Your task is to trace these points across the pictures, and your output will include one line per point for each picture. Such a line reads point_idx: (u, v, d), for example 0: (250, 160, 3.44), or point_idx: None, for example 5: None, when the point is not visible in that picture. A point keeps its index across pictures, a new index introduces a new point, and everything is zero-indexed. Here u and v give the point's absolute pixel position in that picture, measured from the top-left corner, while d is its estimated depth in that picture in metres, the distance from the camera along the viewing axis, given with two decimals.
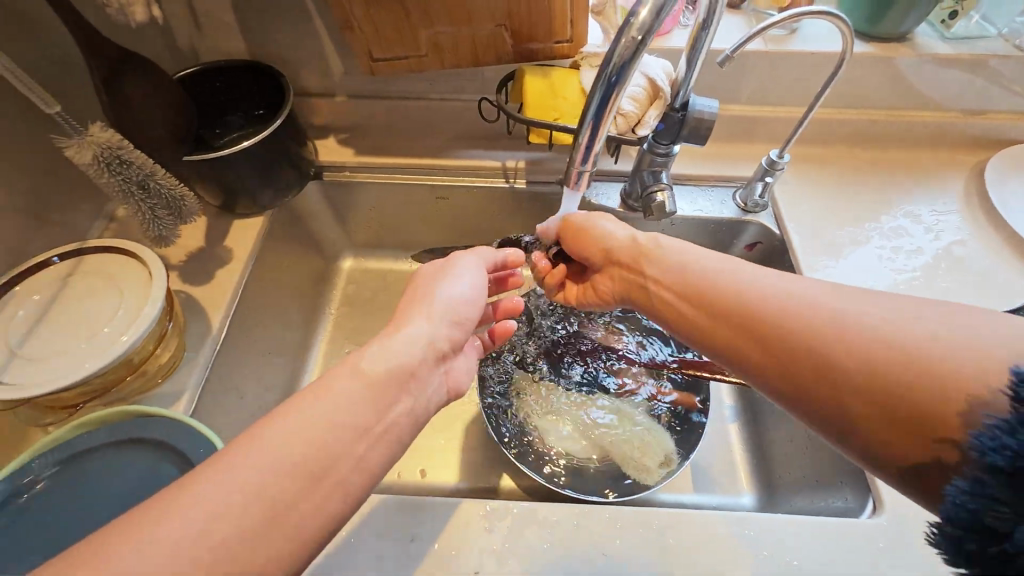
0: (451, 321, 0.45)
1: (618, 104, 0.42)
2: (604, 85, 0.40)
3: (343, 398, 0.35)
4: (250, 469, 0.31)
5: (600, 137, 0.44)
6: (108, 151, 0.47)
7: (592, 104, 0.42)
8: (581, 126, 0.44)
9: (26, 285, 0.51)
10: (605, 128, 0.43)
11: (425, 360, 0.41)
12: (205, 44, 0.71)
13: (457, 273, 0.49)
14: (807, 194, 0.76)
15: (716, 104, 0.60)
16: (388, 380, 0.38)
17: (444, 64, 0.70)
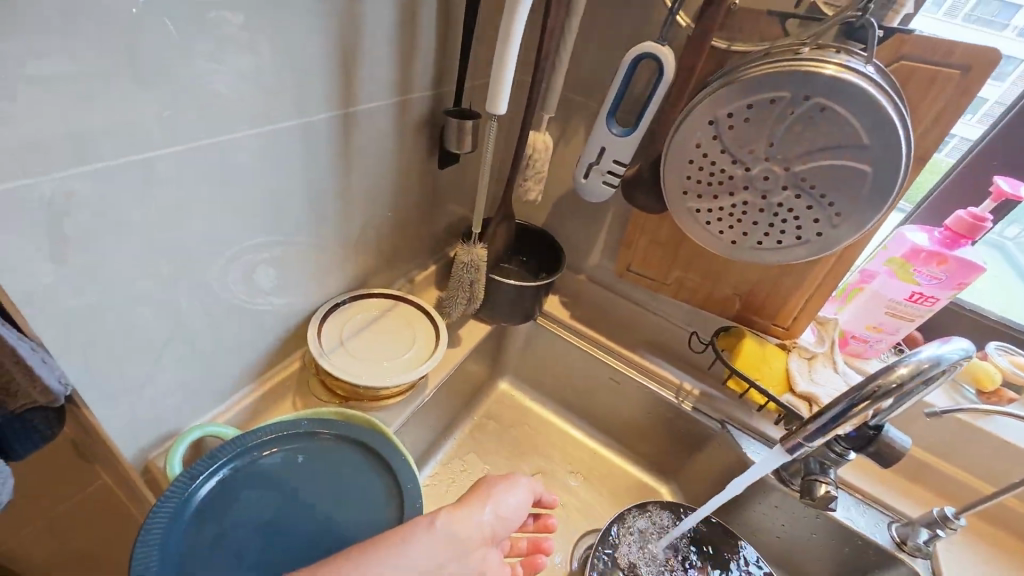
0: (491, 522, 0.54)
1: (856, 415, 0.53)
2: (849, 401, 0.52)
3: (405, 551, 0.47)
4: None
5: (828, 432, 0.55)
6: (475, 260, 0.70)
7: (835, 406, 0.53)
8: (814, 418, 0.56)
9: (366, 302, 0.72)
10: (838, 426, 0.54)
11: (466, 549, 0.51)
12: (520, 208, 1.01)
13: (518, 498, 0.57)
14: (974, 569, 0.74)
15: (909, 440, 0.68)
16: (439, 548, 0.49)
17: (676, 296, 0.89)
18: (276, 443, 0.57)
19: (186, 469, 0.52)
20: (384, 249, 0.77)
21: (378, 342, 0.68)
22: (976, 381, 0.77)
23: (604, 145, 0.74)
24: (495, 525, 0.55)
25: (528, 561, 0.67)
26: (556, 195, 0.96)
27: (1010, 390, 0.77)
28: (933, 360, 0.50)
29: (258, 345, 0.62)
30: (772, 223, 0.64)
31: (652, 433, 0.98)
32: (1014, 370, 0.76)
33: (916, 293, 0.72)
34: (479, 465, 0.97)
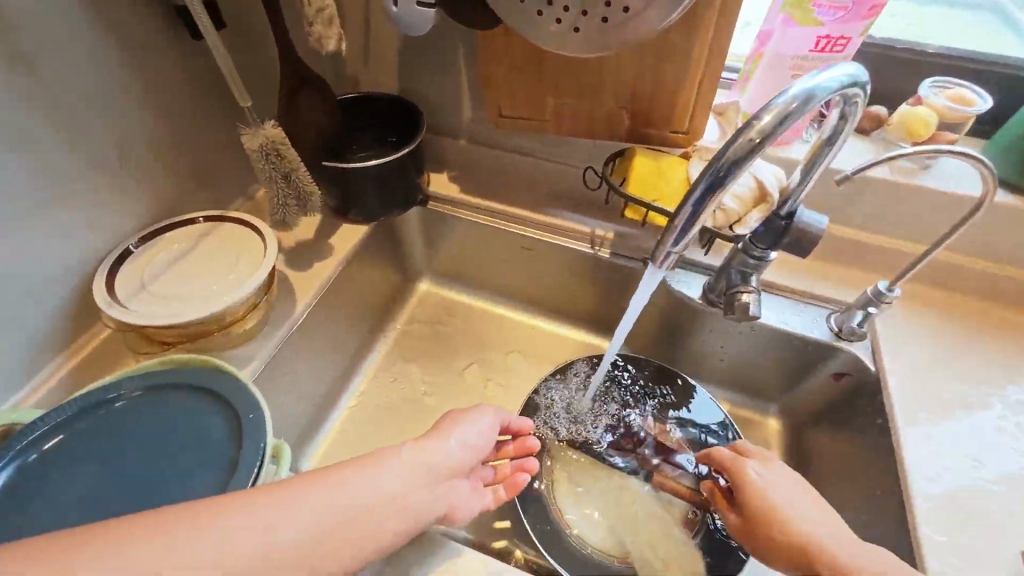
0: (462, 453, 0.48)
1: (719, 198, 0.42)
2: (710, 180, 0.41)
3: (372, 474, 0.41)
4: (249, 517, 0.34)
5: (694, 226, 0.45)
6: (272, 144, 0.56)
7: (694, 193, 0.42)
8: (677, 213, 0.45)
9: (172, 233, 0.60)
10: (702, 217, 0.44)
11: (436, 478, 0.44)
12: (367, 76, 0.84)
13: (488, 422, 0.52)
14: (915, 339, 0.69)
15: (826, 220, 0.59)
16: (407, 473, 0.42)
17: (561, 131, 0.75)
18: (73, 422, 0.48)
19: None
20: (181, 164, 0.63)
21: (193, 274, 0.57)
22: (910, 133, 0.65)
23: None
24: (468, 453, 0.48)
25: (508, 482, 0.55)
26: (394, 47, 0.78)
27: (950, 132, 0.65)
28: (803, 98, 0.38)
29: (37, 313, 0.52)
30: None
31: (581, 292, 0.90)
32: (950, 107, 0.63)
33: (822, 38, 0.58)
34: (410, 371, 0.91)
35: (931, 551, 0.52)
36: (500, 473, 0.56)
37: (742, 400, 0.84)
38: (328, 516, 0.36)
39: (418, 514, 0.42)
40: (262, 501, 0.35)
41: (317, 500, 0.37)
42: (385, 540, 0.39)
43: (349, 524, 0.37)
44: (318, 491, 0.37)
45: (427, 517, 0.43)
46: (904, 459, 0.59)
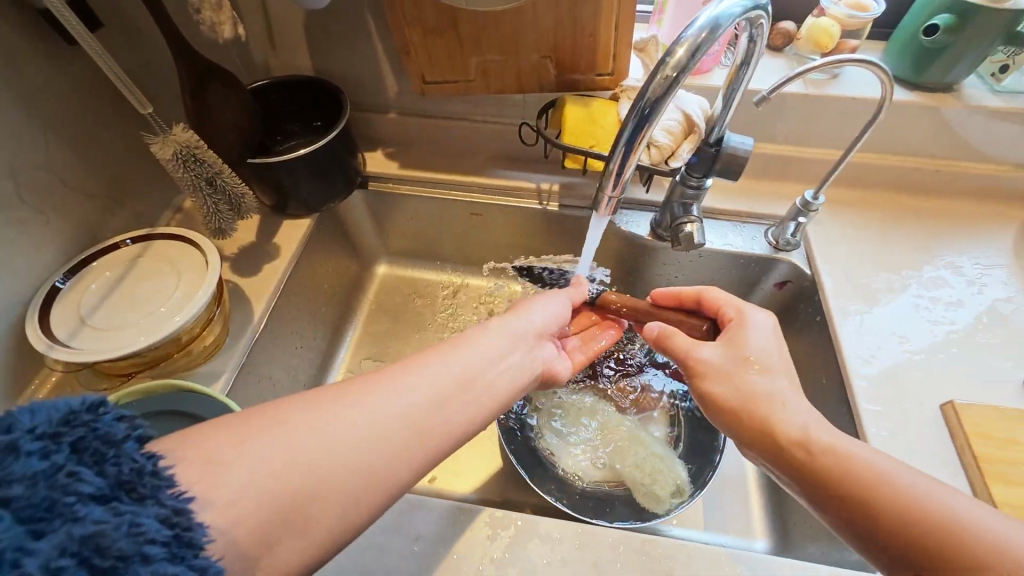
0: (539, 324, 0.59)
1: (648, 137, 0.44)
2: (638, 115, 0.42)
3: (468, 347, 0.50)
4: (355, 406, 0.40)
5: (630, 164, 0.46)
6: (186, 149, 0.53)
7: (625, 132, 0.44)
8: (611, 157, 0.46)
9: (99, 262, 0.56)
10: (635, 158, 0.45)
11: (516, 344, 0.54)
12: (276, 57, 0.78)
13: (556, 303, 0.63)
14: (842, 238, 0.75)
15: (751, 140, 0.62)
16: (491, 349, 0.51)
17: (489, 89, 0.74)
18: None
19: None
20: (91, 184, 0.58)
21: (135, 300, 0.54)
22: (817, 45, 0.68)
23: None
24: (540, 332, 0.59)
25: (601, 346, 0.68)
26: (300, 24, 0.73)
27: (852, 40, 0.68)
28: (711, 28, 0.40)
29: None
30: None
31: (538, 249, 0.92)
32: (851, 14, 0.66)
33: None
34: (386, 354, 0.92)
35: (869, 421, 0.59)
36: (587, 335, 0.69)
37: None
38: (438, 388, 0.44)
39: (520, 371, 0.52)
40: (380, 384, 0.42)
41: (423, 382, 0.44)
42: (498, 392, 0.49)
43: (466, 384, 0.46)
44: (428, 368, 0.45)
45: (517, 376, 0.52)
46: (843, 349, 0.65)
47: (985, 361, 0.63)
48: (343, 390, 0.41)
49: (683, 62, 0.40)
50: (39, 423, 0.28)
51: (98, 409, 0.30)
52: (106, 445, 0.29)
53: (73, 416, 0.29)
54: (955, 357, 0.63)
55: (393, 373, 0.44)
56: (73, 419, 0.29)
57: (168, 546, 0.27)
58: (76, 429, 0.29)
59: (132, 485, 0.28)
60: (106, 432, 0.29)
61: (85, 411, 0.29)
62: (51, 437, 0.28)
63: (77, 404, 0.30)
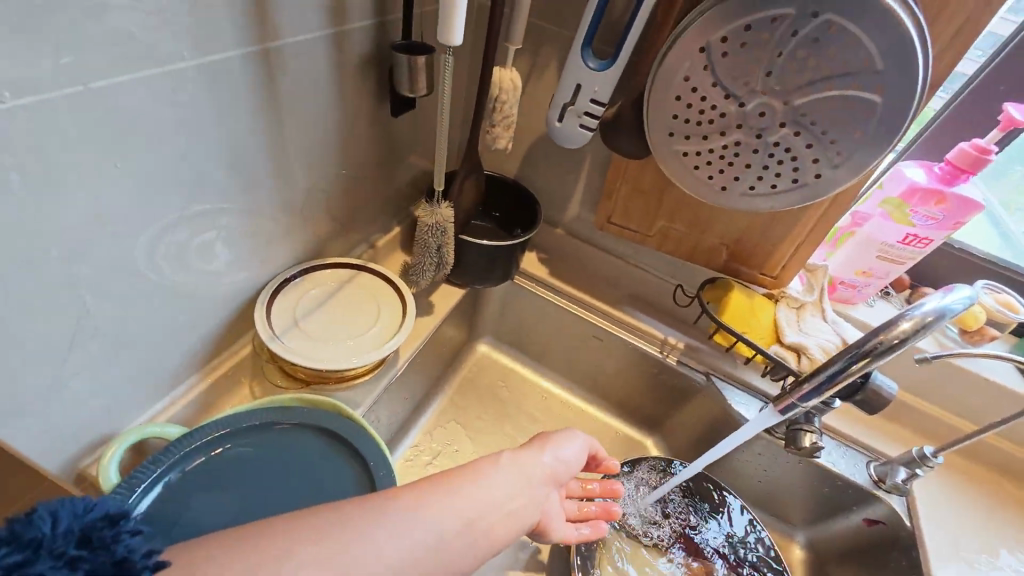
0: (554, 464, 0.59)
1: (851, 375, 0.51)
2: (851, 353, 0.50)
3: (482, 483, 0.50)
4: (383, 528, 0.41)
5: (825, 389, 0.53)
6: (442, 222, 0.62)
7: (830, 367, 0.52)
8: (811, 376, 0.54)
9: (319, 276, 0.64)
10: (834, 386, 0.52)
11: (536, 486, 0.54)
12: (493, 156, 0.92)
13: (569, 453, 0.61)
14: (944, 501, 0.76)
15: (896, 385, 0.67)
16: (511, 484, 0.52)
17: (660, 247, 0.84)
18: (229, 439, 0.53)
19: (126, 479, 0.48)
20: (338, 210, 0.68)
21: (338, 321, 0.61)
22: (961, 321, 0.76)
23: (581, 82, 0.66)
24: (552, 476, 0.58)
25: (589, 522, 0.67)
26: (528, 142, 0.87)
27: (993, 329, 0.76)
28: (937, 312, 0.46)
29: (199, 330, 0.55)
30: (765, 165, 0.58)
31: (637, 389, 0.96)
32: (999, 309, 0.74)
33: (910, 235, 0.69)
34: (462, 431, 0.94)
35: None
36: (584, 511, 0.68)
37: (769, 521, 0.91)
38: (459, 518, 0.46)
39: (519, 524, 0.51)
40: (407, 502, 0.44)
41: (442, 509, 0.45)
42: (496, 542, 0.48)
43: (468, 528, 0.46)
44: (434, 504, 0.45)
45: (528, 519, 0.52)
46: None
47: None
48: (373, 505, 0.42)
49: (904, 330, 0.47)
50: (60, 537, 0.30)
51: (117, 525, 0.31)
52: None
53: (96, 533, 0.31)
54: None
55: (420, 492, 0.45)
56: (99, 534, 0.31)
57: None
58: (95, 555, 0.30)
59: None
60: (124, 555, 0.30)
61: (106, 526, 0.31)
62: (69, 563, 0.29)
63: (102, 515, 0.31)
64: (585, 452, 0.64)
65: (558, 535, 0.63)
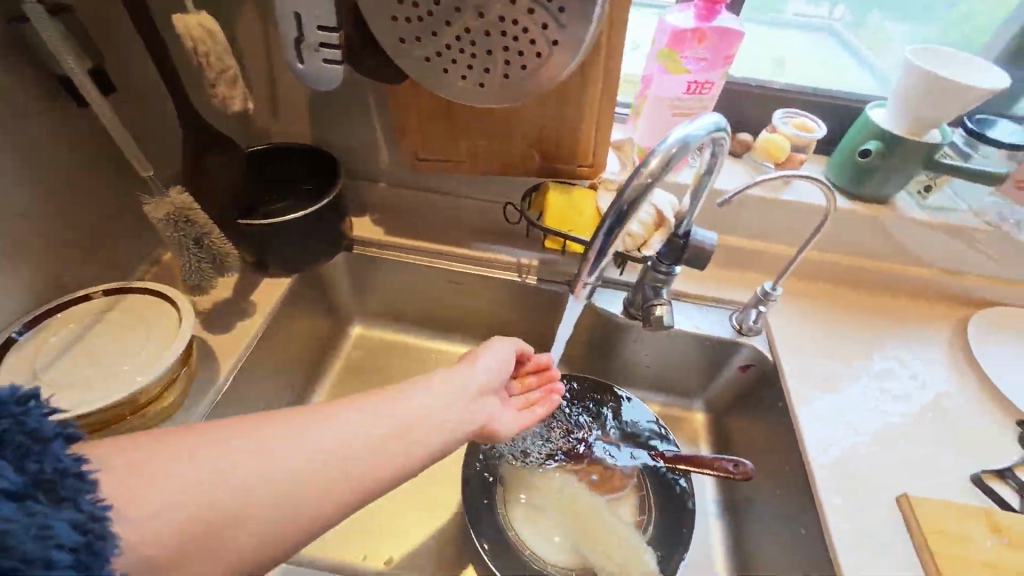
0: (483, 374, 0.59)
1: (624, 231, 0.48)
2: (614, 215, 0.47)
3: (404, 397, 0.51)
4: (276, 441, 0.43)
5: (608, 254, 0.50)
6: (178, 210, 0.55)
7: (603, 227, 0.48)
8: (590, 249, 0.50)
9: (67, 316, 0.55)
10: (612, 249, 0.49)
11: (465, 396, 0.55)
12: (275, 125, 0.82)
13: (492, 360, 0.61)
14: (798, 327, 0.80)
15: (716, 236, 0.68)
16: (437, 397, 0.53)
17: (477, 170, 0.79)
18: None
19: None
20: None
21: (97, 357, 0.52)
22: (770, 155, 0.78)
23: (297, 10, 0.58)
24: (481, 386, 0.58)
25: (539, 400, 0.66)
26: (306, 97, 0.78)
27: (800, 153, 0.78)
28: (681, 143, 0.45)
29: None
30: (504, 46, 0.53)
31: (515, 319, 0.94)
32: (797, 133, 0.76)
33: (692, 82, 0.67)
34: None
35: (833, 515, 0.61)
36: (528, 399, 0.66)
37: (669, 399, 0.94)
38: (371, 438, 0.47)
39: (456, 430, 0.53)
40: (316, 429, 0.45)
41: (353, 430, 0.46)
42: (432, 446, 0.50)
43: (398, 435, 0.48)
44: (359, 421, 0.47)
45: (461, 428, 0.54)
46: (805, 437, 0.67)
47: (936, 456, 0.66)
48: (268, 425, 0.45)
49: (656, 168, 0.45)
50: None
51: (23, 405, 0.36)
52: (33, 442, 0.36)
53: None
54: (907, 447, 0.67)
55: (327, 412, 0.47)
56: (5, 410, 0.36)
57: (77, 552, 0.33)
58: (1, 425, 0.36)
59: (50, 482, 0.35)
60: (30, 428, 0.36)
61: (15, 404, 0.36)
62: None
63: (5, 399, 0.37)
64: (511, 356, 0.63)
65: (512, 429, 0.61)
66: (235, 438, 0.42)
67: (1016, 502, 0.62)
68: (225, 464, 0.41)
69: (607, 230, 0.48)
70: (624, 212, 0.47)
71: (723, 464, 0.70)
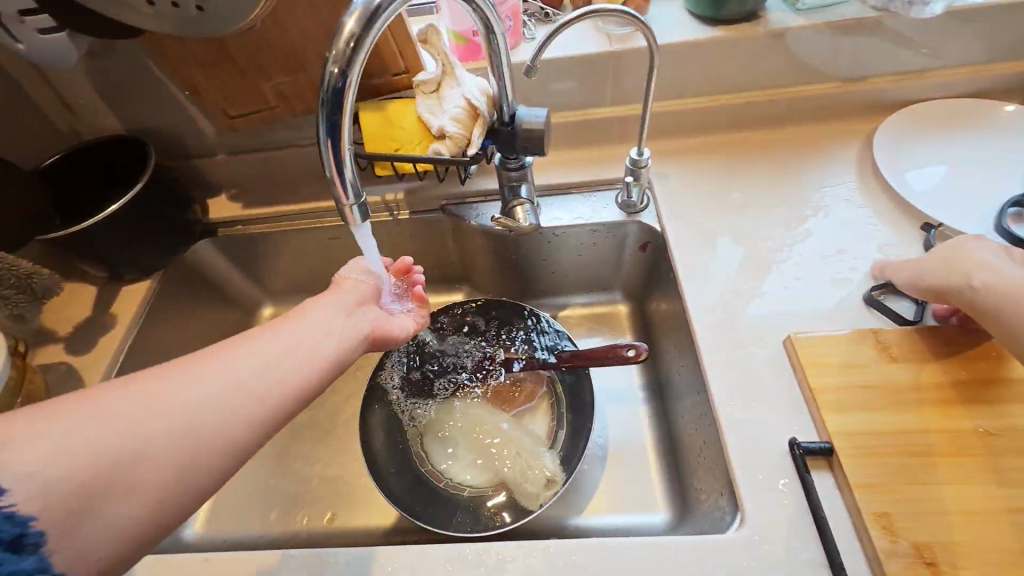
0: (357, 289, 0.53)
1: (351, 120, 0.40)
2: (328, 99, 0.38)
3: (270, 334, 0.44)
4: (87, 416, 0.35)
5: (347, 152, 0.41)
6: None
7: (320, 122, 0.39)
8: (323, 158, 0.41)
9: None
10: (348, 148, 0.41)
11: (343, 314, 0.50)
12: (80, 123, 0.75)
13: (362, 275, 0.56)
14: (684, 188, 0.73)
15: (544, 111, 0.59)
16: (312, 324, 0.47)
17: (297, 112, 0.72)
18: None
19: None
20: None
21: None
22: None
23: None
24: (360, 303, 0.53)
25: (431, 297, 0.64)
26: (87, 81, 0.70)
27: None
28: None
29: None
30: None
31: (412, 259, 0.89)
32: None
33: None
34: None
35: (713, 373, 0.56)
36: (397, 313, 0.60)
37: (593, 298, 0.89)
38: (225, 389, 0.40)
39: (348, 340, 0.48)
40: (148, 391, 0.37)
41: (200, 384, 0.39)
42: (331, 354, 0.46)
43: (287, 354, 0.44)
44: (249, 350, 0.42)
45: (347, 346, 0.48)
46: (688, 302, 0.62)
47: (833, 287, 0.61)
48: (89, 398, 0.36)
49: (358, 30, 0.37)
50: None
51: None
52: None
53: None
54: (802, 284, 0.62)
55: (169, 371, 0.39)
56: None
57: None
58: None
59: None
60: None
61: None
62: None
63: None
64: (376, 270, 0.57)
65: (410, 332, 0.58)
66: (133, 386, 0.37)
67: (914, 312, 0.57)
68: (105, 422, 0.35)
69: (330, 123, 0.39)
70: (337, 95, 0.38)
71: (618, 351, 0.66)
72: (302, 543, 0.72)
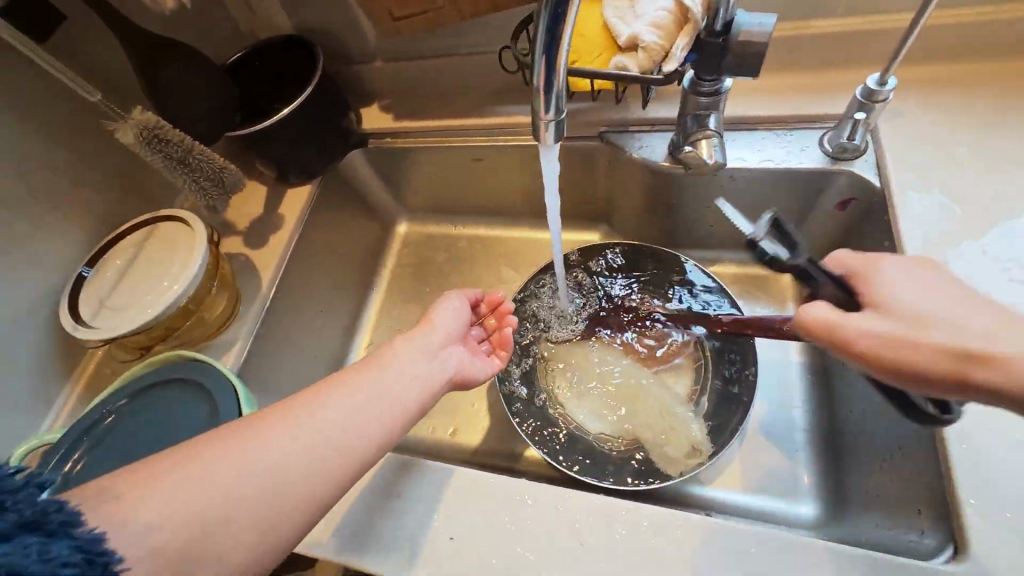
0: (443, 331, 0.55)
1: (573, 20, 0.33)
2: None
3: (365, 379, 0.46)
4: (197, 472, 0.36)
5: (558, 60, 0.35)
6: (149, 130, 0.54)
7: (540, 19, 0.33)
8: (534, 62, 0.36)
9: (110, 253, 0.61)
10: (563, 55, 0.35)
11: (430, 357, 0.52)
12: (258, 22, 0.77)
13: (449, 315, 0.57)
14: (920, 138, 0.59)
15: (773, 19, 0.46)
16: (402, 369, 0.48)
17: (462, 14, 0.66)
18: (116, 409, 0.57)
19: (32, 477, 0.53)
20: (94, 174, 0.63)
21: (141, 281, 0.59)
22: None
23: None
24: (445, 345, 0.54)
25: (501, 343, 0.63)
26: None
27: None
28: None
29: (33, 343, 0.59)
30: None
31: (550, 189, 0.84)
32: None
33: None
34: (405, 312, 0.88)
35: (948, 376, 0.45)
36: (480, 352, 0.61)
37: (750, 256, 0.78)
38: (321, 434, 0.41)
39: (433, 386, 0.50)
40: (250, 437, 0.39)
41: (298, 428, 0.41)
42: (417, 401, 0.47)
43: (374, 401, 0.45)
44: (334, 400, 0.43)
45: (432, 389, 0.50)
46: None
47: None
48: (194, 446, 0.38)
49: None
50: None
51: None
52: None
53: None
54: None
55: (272, 415, 0.41)
56: None
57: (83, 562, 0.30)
58: None
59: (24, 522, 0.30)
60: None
61: None
62: None
63: None
64: (462, 309, 0.59)
65: (485, 377, 0.57)
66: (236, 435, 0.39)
67: None
68: (213, 468, 0.37)
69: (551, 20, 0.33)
70: None
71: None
72: (427, 452, 0.76)
